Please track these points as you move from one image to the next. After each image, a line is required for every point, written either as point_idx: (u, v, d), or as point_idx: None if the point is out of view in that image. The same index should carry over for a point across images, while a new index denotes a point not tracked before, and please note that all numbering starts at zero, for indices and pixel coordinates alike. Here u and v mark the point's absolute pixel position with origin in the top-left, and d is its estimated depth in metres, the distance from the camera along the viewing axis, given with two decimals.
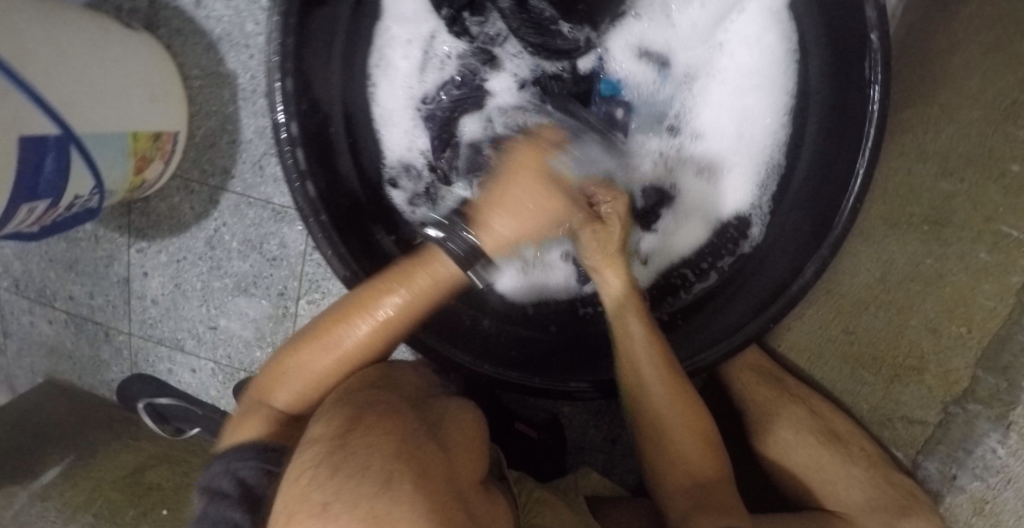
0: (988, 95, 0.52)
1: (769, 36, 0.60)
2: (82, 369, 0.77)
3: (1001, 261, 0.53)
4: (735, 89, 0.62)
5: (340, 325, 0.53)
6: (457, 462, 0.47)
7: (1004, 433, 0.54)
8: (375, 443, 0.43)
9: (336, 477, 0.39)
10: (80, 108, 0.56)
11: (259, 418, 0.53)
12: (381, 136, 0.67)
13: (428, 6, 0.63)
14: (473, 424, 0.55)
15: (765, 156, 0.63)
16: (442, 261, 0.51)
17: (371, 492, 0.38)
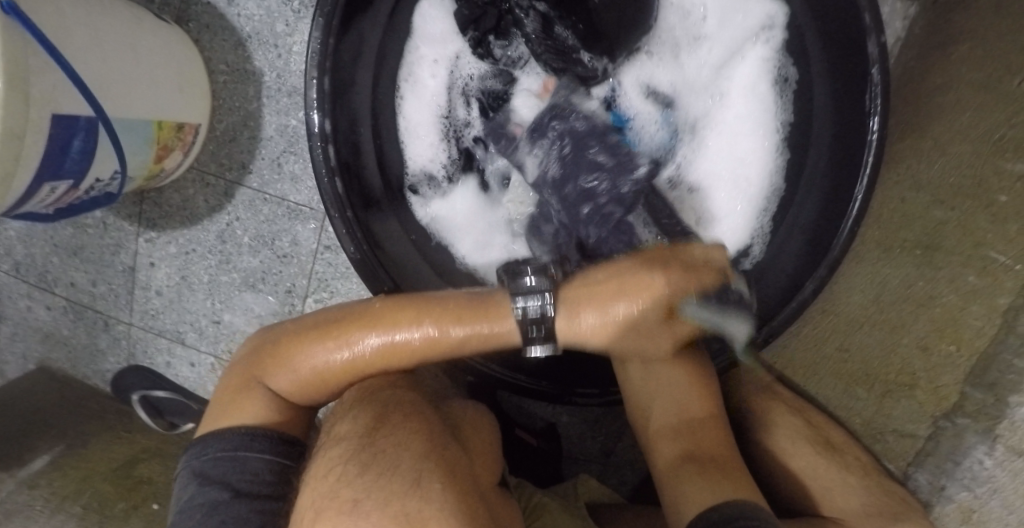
0: (977, 134, 0.55)
1: (763, 84, 0.65)
2: (75, 360, 0.76)
3: (989, 285, 0.55)
4: (733, 130, 0.66)
5: (357, 328, 0.54)
6: (475, 462, 0.51)
7: (990, 446, 0.53)
8: (404, 443, 0.46)
9: (368, 475, 0.43)
10: (112, 92, 0.57)
11: (254, 400, 0.52)
12: (407, 148, 0.69)
13: (455, 27, 0.66)
14: (485, 422, 0.59)
15: (760, 199, 0.66)
16: (502, 319, 0.54)
17: (401, 492, 0.42)
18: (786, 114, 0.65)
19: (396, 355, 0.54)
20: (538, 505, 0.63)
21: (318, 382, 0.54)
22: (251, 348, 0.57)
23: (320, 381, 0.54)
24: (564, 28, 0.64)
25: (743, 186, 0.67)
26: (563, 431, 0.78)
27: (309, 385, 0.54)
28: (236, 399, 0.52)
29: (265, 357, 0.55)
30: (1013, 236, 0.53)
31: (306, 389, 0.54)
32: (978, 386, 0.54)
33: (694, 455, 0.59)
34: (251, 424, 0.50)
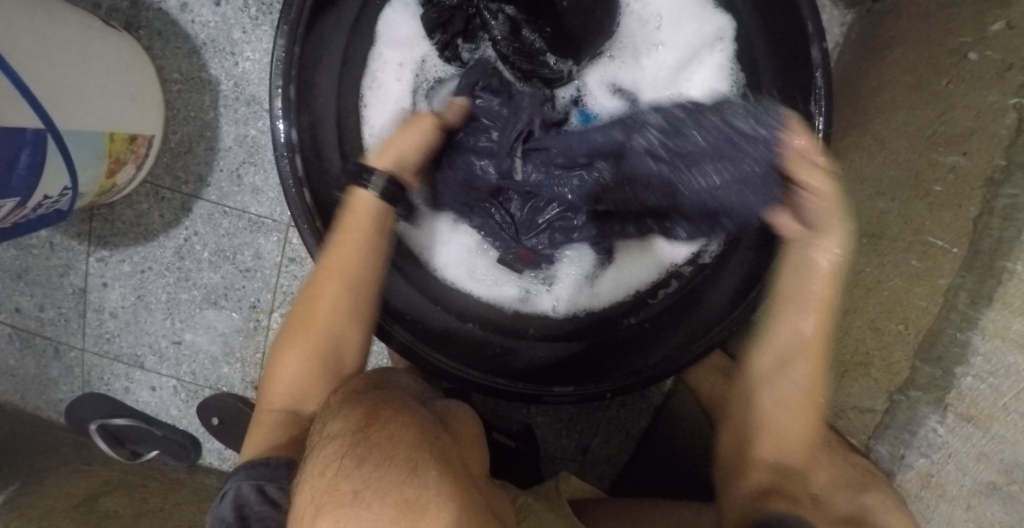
0: (911, 129, 0.61)
1: (721, 89, 0.68)
2: (24, 392, 0.70)
3: (929, 267, 0.57)
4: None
5: (311, 307, 0.58)
6: (468, 451, 0.50)
7: (942, 414, 0.55)
8: (398, 432, 0.44)
9: (365, 464, 0.41)
10: (60, 103, 0.54)
11: (266, 424, 0.56)
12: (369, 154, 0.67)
13: (421, 31, 0.66)
14: (474, 417, 0.57)
15: None
16: (358, 195, 0.58)
17: (400, 481, 0.40)
18: None
19: (341, 294, 0.57)
20: (524, 506, 0.62)
21: (308, 373, 0.57)
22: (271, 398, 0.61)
23: (308, 368, 0.57)
24: (531, 32, 0.65)
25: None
26: (539, 433, 0.79)
27: (304, 382, 0.57)
28: (256, 430, 0.56)
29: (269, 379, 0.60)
30: (949, 221, 0.56)
31: (299, 385, 0.57)
32: (927, 360, 0.57)
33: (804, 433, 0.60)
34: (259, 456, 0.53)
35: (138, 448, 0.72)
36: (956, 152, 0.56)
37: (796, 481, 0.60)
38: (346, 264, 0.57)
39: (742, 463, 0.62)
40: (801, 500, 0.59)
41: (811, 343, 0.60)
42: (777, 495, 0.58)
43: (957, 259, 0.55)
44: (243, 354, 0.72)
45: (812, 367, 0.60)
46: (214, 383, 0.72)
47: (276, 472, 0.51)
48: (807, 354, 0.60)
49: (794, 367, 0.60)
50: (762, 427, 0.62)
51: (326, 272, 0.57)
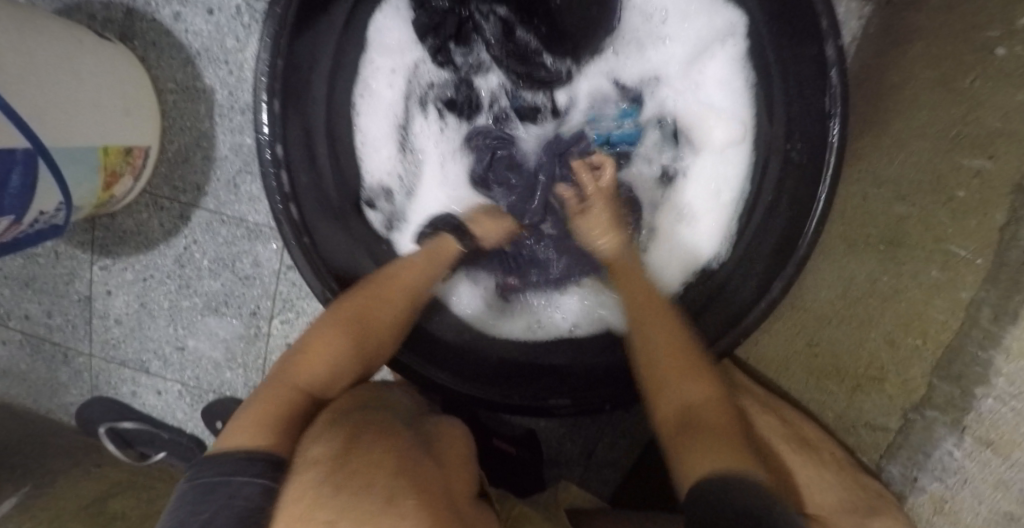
0: (936, 130, 0.57)
1: (735, 82, 0.65)
2: (37, 394, 0.73)
3: (950, 278, 0.55)
4: (704, 126, 0.66)
5: (373, 306, 0.56)
6: (452, 484, 0.47)
7: (958, 437, 0.53)
8: (376, 463, 0.41)
9: (342, 493, 0.38)
10: (51, 121, 0.54)
11: (282, 400, 0.49)
12: (363, 163, 0.67)
13: (413, 36, 0.65)
14: (464, 443, 0.55)
15: (736, 195, 0.66)
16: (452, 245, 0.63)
17: (375, 510, 0.36)
18: (752, 114, 0.64)
19: (407, 308, 0.58)
20: (520, 516, 0.62)
21: (349, 366, 0.54)
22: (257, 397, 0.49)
23: (355, 366, 0.54)
24: (525, 32, 0.65)
25: (717, 186, 0.67)
26: (541, 437, 0.79)
27: (342, 375, 0.54)
28: (251, 425, 0.46)
29: (289, 362, 0.52)
30: (972, 230, 0.53)
31: (329, 371, 0.53)
32: (945, 378, 0.54)
33: (694, 419, 0.50)
34: (256, 446, 0.43)
35: (145, 451, 0.74)
36: (982, 156, 0.53)
37: (726, 431, 0.48)
38: (417, 285, 0.59)
39: (671, 438, 0.50)
40: (739, 448, 0.47)
41: (648, 303, 0.59)
42: (706, 449, 0.47)
43: (981, 271, 0.52)
44: (245, 360, 0.72)
45: (660, 325, 0.57)
46: (217, 388, 0.72)
47: (253, 468, 0.41)
48: (649, 314, 0.58)
49: (651, 317, 0.58)
50: (660, 387, 0.54)
51: (396, 283, 0.58)
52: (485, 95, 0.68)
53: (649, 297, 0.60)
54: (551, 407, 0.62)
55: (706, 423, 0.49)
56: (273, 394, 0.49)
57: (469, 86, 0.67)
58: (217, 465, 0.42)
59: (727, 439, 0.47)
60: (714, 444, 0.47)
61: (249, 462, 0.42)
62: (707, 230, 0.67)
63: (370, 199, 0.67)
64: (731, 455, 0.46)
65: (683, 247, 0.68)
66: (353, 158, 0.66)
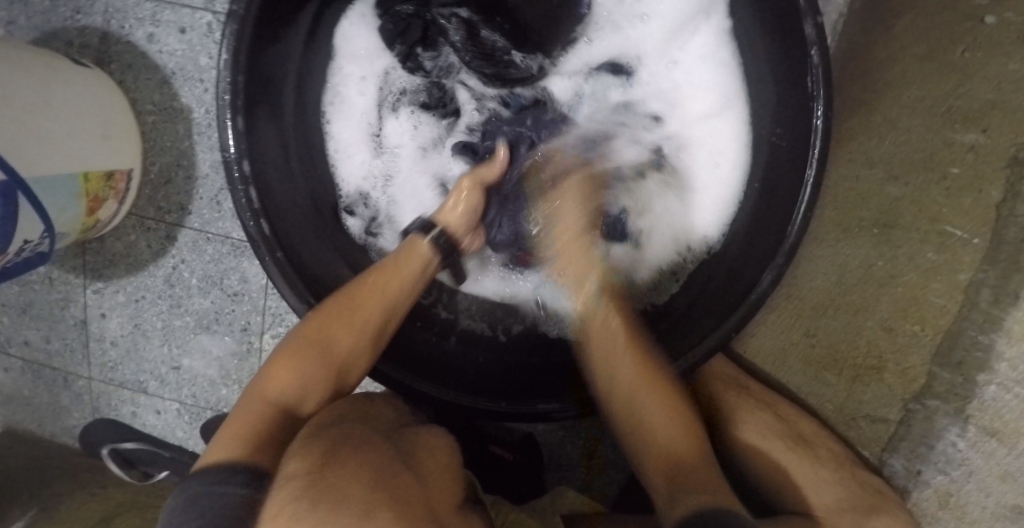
0: (926, 106, 0.53)
1: (723, 53, 0.61)
2: (41, 418, 0.75)
3: (947, 260, 0.52)
4: (688, 105, 0.62)
5: (343, 319, 0.54)
6: (432, 495, 0.46)
7: (962, 427, 0.51)
8: (351, 475, 0.40)
9: (318, 506, 0.37)
10: (26, 153, 0.54)
11: (253, 417, 0.49)
12: (337, 170, 0.66)
13: (381, 42, 0.64)
14: (445, 454, 0.54)
15: (730, 173, 0.61)
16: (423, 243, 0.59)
17: (352, 523, 0.35)
18: (742, 90, 0.61)
19: (384, 315, 0.56)
20: (515, 521, 0.62)
21: (317, 379, 0.53)
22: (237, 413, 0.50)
23: (324, 380, 0.53)
24: (490, 31, 0.63)
25: (711, 160, 0.62)
26: (540, 440, 0.76)
27: (312, 388, 0.53)
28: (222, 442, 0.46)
29: (261, 376, 0.52)
30: (968, 209, 0.51)
31: (302, 383, 0.52)
32: (945, 366, 0.52)
33: (668, 450, 0.53)
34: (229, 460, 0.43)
35: (150, 470, 0.75)
36: (974, 130, 0.50)
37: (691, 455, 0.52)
38: (388, 298, 0.56)
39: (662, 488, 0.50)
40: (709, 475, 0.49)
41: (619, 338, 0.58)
42: (694, 489, 0.47)
43: (979, 250, 0.50)
44: (240, 376, 0.72)
45: (629, 364, 0.56)
46: (214, 405, 0.73)
47: (231, 479, 0.41)
48: (625, 356, 0.56)
49: (621, 367, 0.56)
50: (636, 424, 0.55)
51: (366, 294, 0.56)
52: (460, 95, 0.65)
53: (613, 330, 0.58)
54: (549, 412, 0.58)
55: (681, 462, 0.51)
56: (246, 407, 0.50)
57: (440, 89, 0.65)
58: (200, 478, 0.42)
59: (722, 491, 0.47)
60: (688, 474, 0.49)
61: (229, 472, 0.42)
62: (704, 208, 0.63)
63: (348, 206, 0.66)
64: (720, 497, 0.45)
65: (679, 226, 0.63)
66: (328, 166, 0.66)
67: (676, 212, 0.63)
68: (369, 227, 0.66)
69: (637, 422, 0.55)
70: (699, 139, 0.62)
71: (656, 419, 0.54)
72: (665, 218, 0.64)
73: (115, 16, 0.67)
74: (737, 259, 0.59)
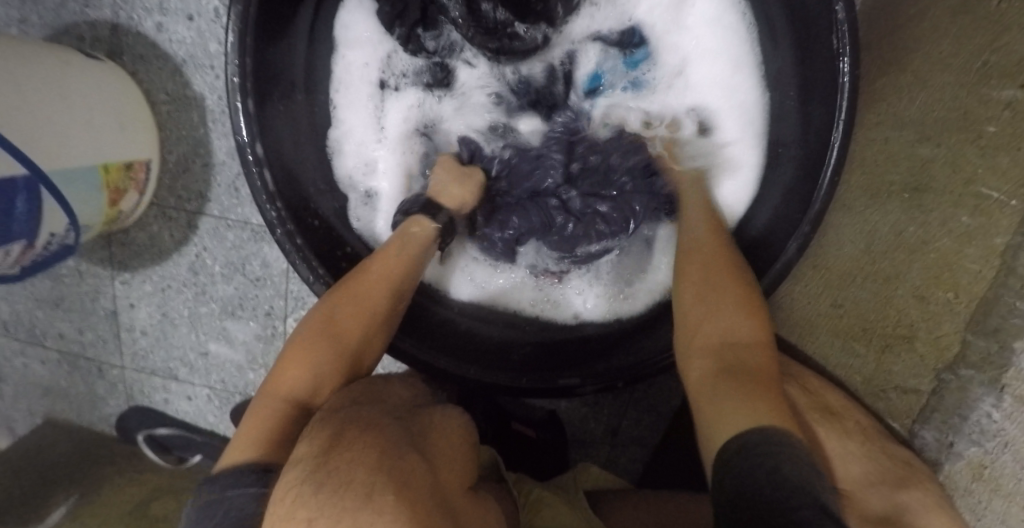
0: (960, 61, 0.50)
1: (731, 18, 0.57)
2: (78, 408, 0.79)
3: (983, 224, 0.50)
4: (700, 72, 0.60)
5: (345, 307, 0.54)
6: (441, 476, 0.45)
7: (998, 397, 0.49)
8: (358, 455, 0.39)
9: (323, 490, 0.36)
10: (49, 148, 0.55)
11: (270, 413, 0.49)
12: (338, 161, 0.64)
13: (380, 29, 0.61)
14: (461, 432, 0.53)
15: (750, 147, 0.59)
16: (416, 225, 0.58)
17: (353, 507, 0.35)
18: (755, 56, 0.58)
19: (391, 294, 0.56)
20: (537, 501, 0.61)
21: (328, 371, 0.52)
22: (260, 411, 0.49)
23: (338, 367, 0.53)
24: (490, 4, 0.58)
25: (726, 130, 0.60)
26: (564, 417, 0.76)
27: (325, 381, 0.52)
28: (247, 438, 0.47)
29: (273, 373, 0.52)
30: (1004, 170, 0.49)
31: (320, 373, 0.52)
32: (981, 334, 0.51)
33: (731, 360, 0.45)
34: (246, 463, 0.44)
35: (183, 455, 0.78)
36: (1012, 85, 0.48)
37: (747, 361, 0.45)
38: (391, 273, 0.56)
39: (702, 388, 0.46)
40: (767, 391, 0.42)
41: (707, 244, 0.54)
42: (738, 396, 0.42)
43: (1016, 214, 0.49)
44: (267, 360, 0.74)
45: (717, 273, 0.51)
46: (243, 389, 0.75)
47: (243, 478, 0.42)
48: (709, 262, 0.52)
49: (706, 259, 0.53)
50: (690, 331, 0.50)
51: (366, 276, 0.55)
52: (463, 71, 0.63)
53: (710, 244, 0.54)
54: (570, 388, 0.59)
55: (744, 371, 0.44)
56: (262, 402, 0.50)
57: (444, 67, 0.63)
58: (214, 480, 0.43)
59: (757, 395, 0.42)
60: (740, 386, 0.43)
61: (240, 473, 0.43)
62: (730, 171, 0.60)
63: (365, 201, 0.65)
64: (749, 409, 0.41)
65: None
66: (334, 154, 0.63)
67: None
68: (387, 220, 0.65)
69: (703, 324, 0.49)
70: (722, 102, 0.59)
71: (730, 324, 0.48)
72: None
73: (123, 7, 0.67)
74: (766, 226, 0.57)
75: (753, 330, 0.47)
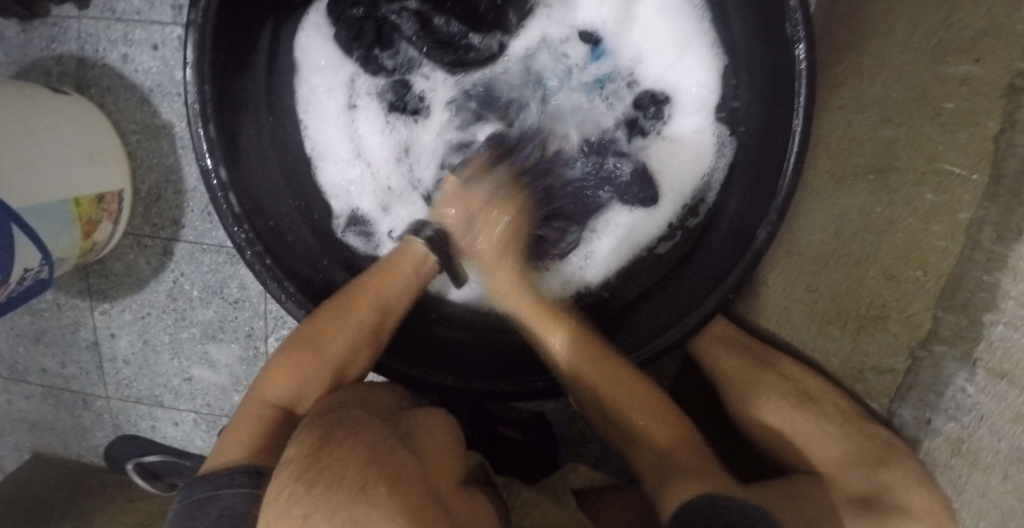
0: (915, 40, 0.51)
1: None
2: (65, 441, 0.79)
3: (947, 200, 0.50)
4: (654, 58, 0.60)
5: (334, 322, 0.53)
6: (432, 472, 0.45)
7: (971, 371, 0.49)
8: (347, 455, 0.39)
9: (316, 488, 0.36)
10: (16, 184, 0.55)
11: (256, 420, 0.51)
12: (319, 178, 0.65)
13: (339, 51, 0.62)
14: (448, 436, 0.54)
15: (711, 128, 0.60)
16: (413, 246, 0.57)
17: (348, 499, 0.35)
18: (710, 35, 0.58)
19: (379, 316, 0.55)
20: (526, 503, 0.61)
21: (314, 381, 0.53)
22: (248, 413, 0.52)
23: (324, 381, 0.53)
24: (443, 18, 0.60)
25: (692, 107, 0.60)
26: (551, 419, 0.76)
27: (310, 391, 0.53)
28: (234, 439, 0.49)
29: (263, 374, 0.54)
30: (965, 145, 0.48)
31: (306, 386, 0.53)
32: (950, 309, 0.50)
33: (663, 450, 0.53)
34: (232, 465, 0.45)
35: (173, 480, 0.77)
36: (967, 60, 0.48)
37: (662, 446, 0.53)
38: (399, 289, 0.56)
39: (651, 480, 0.52)
40: (703, 472, 0.49)
41: (571, 339, 0.57)
42: (679, 486, 0.48)
43: (978, 188, 0.48)
44: (250, 381, 0.74)
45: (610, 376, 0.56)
46: (229, 412, 0.75)
47: (235, 480, 0.43)
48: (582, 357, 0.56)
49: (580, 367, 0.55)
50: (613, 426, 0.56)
51: (373, 290, 0.55)
52: (423, 81, 0.63)
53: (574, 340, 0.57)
54: (553, 389, 0.58)
55: (677, 466, 0.51)
56: (251, 404, 0.52)
57: (403, 81, 0.63)
58: (202, 482, 0.44)
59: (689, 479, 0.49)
60: (668, 471, 0.50)
61: (231, 476, 0.43)
62: (696, 151, 0.60)
63: (352, 224, 0.65)
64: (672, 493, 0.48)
65: (678, 181, 0.61)
66: (311, 175, 0.65)
67: (673, 167, 0.61)
68: (373, 239, 0.65)
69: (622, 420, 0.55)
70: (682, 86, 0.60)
71: (649, 425, 0.54)
72: (665, 173, 0.62)
73: (88, 41, 0.68)
74: (734, 214, 0.58)
75: (666, 428, 0.54)
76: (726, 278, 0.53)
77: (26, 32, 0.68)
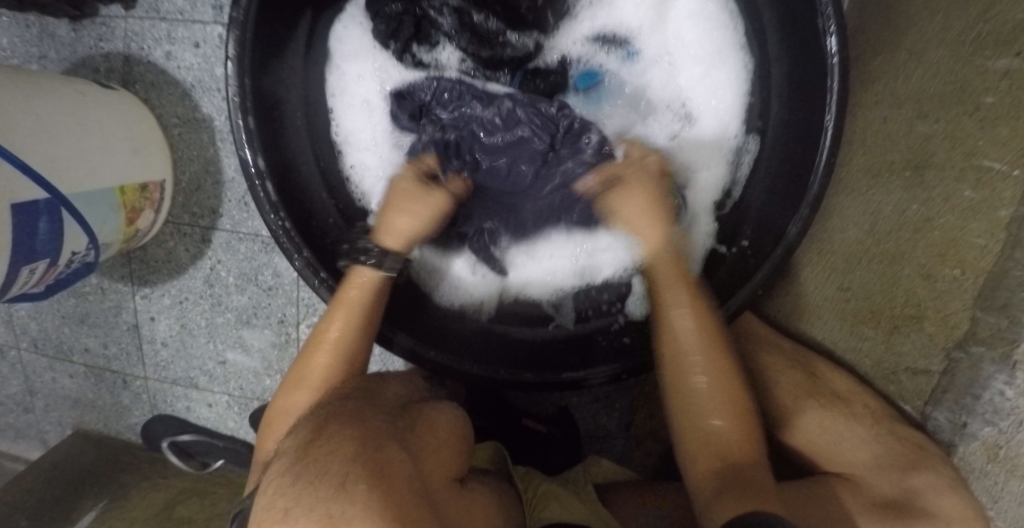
0: (955, 33, 0.49)
1: (712, 5, 0.56)
2: (106, 418, 0.82)
3: (986, 198, 0.50)
4: (689, 69, 0.58)
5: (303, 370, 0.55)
6: (425, 469, 0.45)
7: (1010, 374, 0.50)
8: (335, 449, 0.41)
9: (300, 482, 0.38)
10: (67, 172, 0.57)
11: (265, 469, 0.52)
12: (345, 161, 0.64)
13: (375, 41, 0.60)
14: (455, 427, 0.53)
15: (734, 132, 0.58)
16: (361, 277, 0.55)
17: (327, 495, 0.37)
18: (738, 31, 0.56)
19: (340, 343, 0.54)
20: (546, 494, 0.62)
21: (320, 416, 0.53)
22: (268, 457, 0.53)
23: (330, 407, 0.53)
24: (481, 15, 0.58)
25: (712, 102, 0.58)
26: (576, 415, 0.76)
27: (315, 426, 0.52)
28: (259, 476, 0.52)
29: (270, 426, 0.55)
30: (1007, 140, 0.48)
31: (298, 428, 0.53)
32: (990, 310, 0.51)
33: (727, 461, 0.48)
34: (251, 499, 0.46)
35: (205, 458, 0.80)
36: (1008, 54, 0.47)
37: (732, 438, 0.49)
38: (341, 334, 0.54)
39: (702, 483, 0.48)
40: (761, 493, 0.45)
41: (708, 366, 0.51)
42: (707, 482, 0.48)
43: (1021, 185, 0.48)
44: (281, 366, 0.76)
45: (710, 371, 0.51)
46: (260, 395, 0.77)
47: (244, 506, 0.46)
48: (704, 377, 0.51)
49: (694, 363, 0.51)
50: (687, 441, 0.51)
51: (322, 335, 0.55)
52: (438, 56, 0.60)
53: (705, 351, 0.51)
54: (580, 379, 0.59)
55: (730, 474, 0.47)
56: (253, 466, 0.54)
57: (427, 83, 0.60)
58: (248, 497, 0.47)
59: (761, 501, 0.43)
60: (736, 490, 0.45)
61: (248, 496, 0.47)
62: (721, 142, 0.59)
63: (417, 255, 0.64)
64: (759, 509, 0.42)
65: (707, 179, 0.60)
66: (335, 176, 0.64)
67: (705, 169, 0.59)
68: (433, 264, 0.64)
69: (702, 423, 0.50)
70: None
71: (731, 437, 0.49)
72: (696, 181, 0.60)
73: (134, 39, 0.70)
74: (766, 210, 0.57)
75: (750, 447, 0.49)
76: (755, 275, 0.53)
77: (76, 30, 0.71)
